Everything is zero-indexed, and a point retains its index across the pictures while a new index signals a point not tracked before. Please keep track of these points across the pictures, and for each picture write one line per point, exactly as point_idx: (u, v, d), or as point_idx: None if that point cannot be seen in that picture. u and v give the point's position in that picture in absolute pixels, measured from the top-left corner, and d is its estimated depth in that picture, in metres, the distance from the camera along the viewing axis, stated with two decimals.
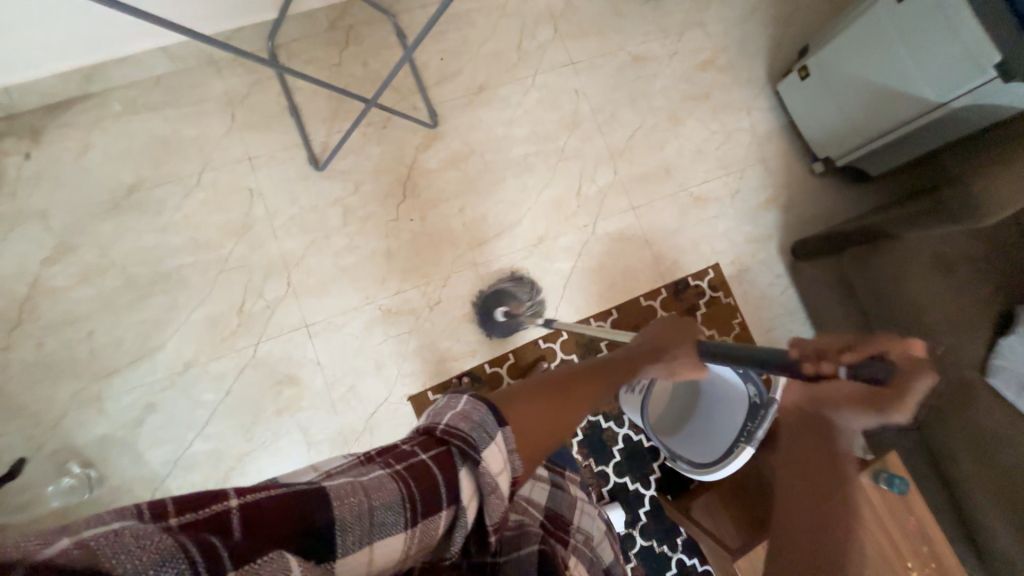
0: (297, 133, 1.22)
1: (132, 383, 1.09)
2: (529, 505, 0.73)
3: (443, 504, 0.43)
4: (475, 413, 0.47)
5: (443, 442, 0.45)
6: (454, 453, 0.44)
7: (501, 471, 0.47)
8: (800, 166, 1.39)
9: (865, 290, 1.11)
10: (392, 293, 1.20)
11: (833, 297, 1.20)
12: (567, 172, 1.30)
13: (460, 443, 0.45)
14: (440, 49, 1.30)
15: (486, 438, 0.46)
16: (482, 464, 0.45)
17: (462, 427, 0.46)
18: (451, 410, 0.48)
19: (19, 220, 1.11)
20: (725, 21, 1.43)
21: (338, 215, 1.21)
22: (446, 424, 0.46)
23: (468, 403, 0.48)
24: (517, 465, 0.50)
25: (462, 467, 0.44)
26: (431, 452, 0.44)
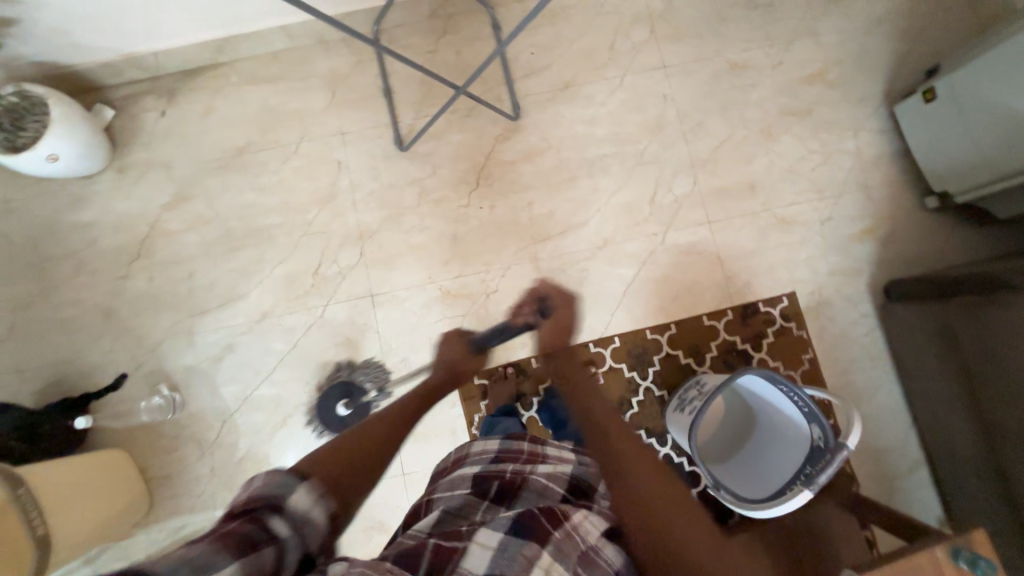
0: (387, 113, 1.29)
1: (218, 323, 1.23)
2: (548, 481, 0.78)
3: (258, 545, 0.50)
4: (261, 479, 0.57)
5: (242, 512, 0.53)
6: (260, 511, 0.54)
7: (311, 506, 0.58)
8: (908, 198, 1.25)
9: (971, 345, 0.98)
10: (452, 275, 1.24)
11: (933, 346, 1.07)
12: (642, 177, 1.27)
13: (260, 502, 0.55)
14: (531, 43, 1.31)
15: (280, 490, 0.57)
16: (283, 510, 0.55)
17: (261, 493, 0.56)
18: (249, 488, 0.57)
19: (149, 168, 1.27)
20: (842, 33, 1.31)
21: (413, 195, 1.27)
22: (242, 501, 0.55)
23: (262, 478, 0.57)
24: (330, 503, 0.60)
25: (264, 517, 0.53)
26: (232, 523, 0.52)
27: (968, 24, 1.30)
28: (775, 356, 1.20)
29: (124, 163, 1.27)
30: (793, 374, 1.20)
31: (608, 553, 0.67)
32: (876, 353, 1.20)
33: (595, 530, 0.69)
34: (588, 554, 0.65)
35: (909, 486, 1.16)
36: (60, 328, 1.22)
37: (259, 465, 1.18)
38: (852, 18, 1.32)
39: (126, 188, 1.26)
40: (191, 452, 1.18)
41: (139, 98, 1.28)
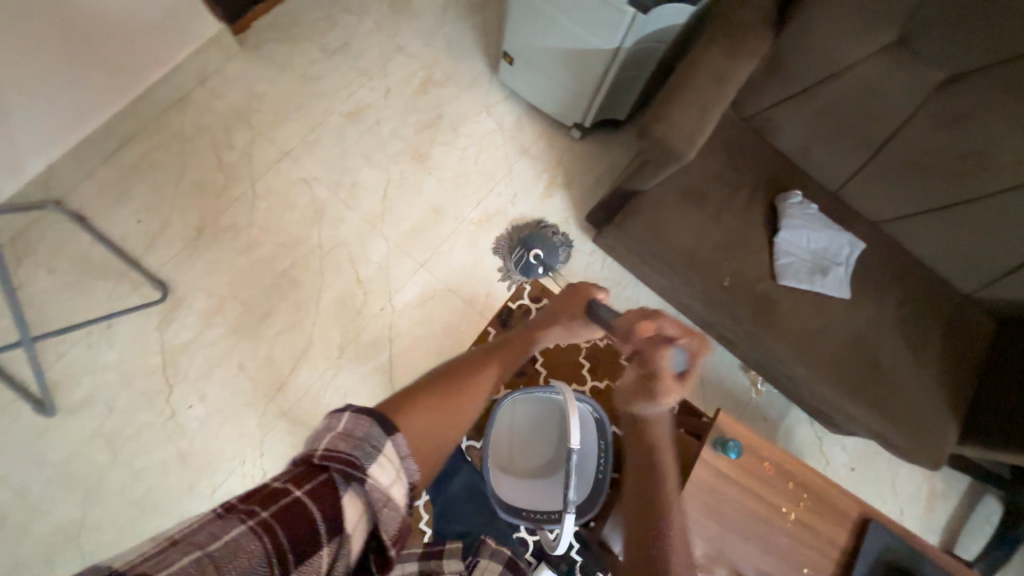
0: (8, 387, 1.02)
1: None
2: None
3: (322, 536, 0.39)
4: (358, 429, 0.45)
5: (323, 468, 0.42)
6: (335, 480, 0.42)
7: (393, 481, 0.45)
8: (561, 138, 1.34)
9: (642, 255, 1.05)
10: (208, 493, 1.04)
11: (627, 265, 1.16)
12: (336, 266, 1.19)
13: (340, 464, 0.42)
14: (133, 212, 1.14)
15: (372, 452, 0.44)
16: (367, 486, 0.43)
17: (342, 446, 0.43)
18: (329, 431, 0.44)
19: None
20: (421, 35, 1.35)
21: (104, 446, 1.03)
22: (323, 450, 0.43)
23: (349, 420, 0.45)
24: (413, 468, 0.48)
25: (344, 492, 0.42)
26: (310, 486, 0.41)
27: None
28: None
29: None
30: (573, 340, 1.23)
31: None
32: (620, 276, 1.28)
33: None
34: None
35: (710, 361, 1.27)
36: None
37: None
38: (421, 19, 1.36)
39: None
40: None
41: None
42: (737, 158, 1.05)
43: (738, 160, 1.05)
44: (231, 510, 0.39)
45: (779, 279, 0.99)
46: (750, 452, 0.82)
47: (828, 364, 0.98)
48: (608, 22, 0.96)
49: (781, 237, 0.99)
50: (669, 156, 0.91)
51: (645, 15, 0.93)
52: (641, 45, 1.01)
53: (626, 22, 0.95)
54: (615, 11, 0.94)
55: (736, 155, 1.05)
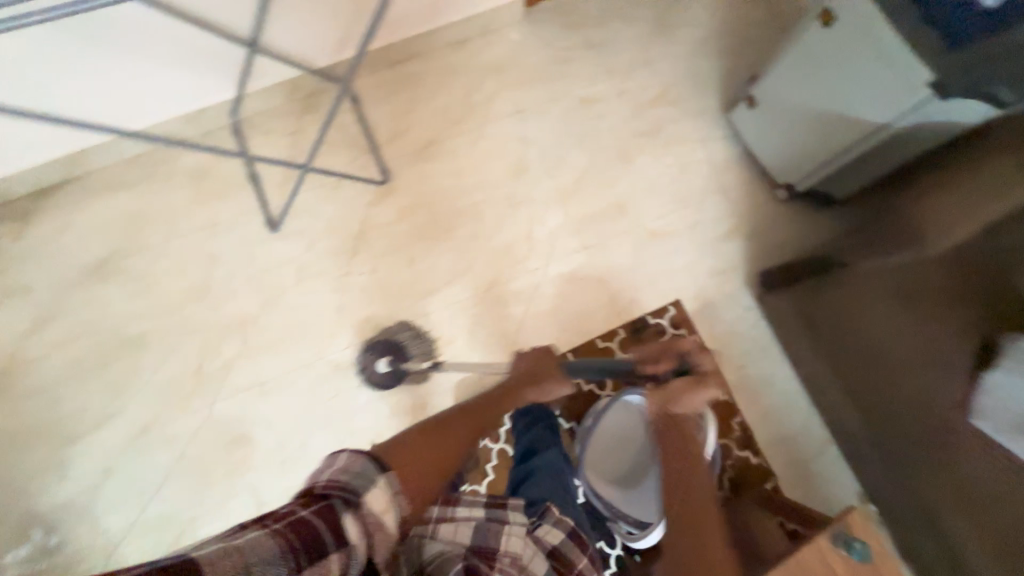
0: (255, 199, 1.29)
1: (94, 448, 1.13)
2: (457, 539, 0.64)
3: (326, 547, 0.49)
4: (354, 464, 0.56)
5: (322, 497, 0.54)
6: (332, 505, 0.53)
7: (386, 510, 0.56)
8: (762, 194, 1.34)
9: (826, 325, 1.07)
10: (343, 347, 1.21)
11: (797, 331, 1.15)
12: (517, 217, 1.31)
13: (336, 492, 0.54)
14: (390, 110, 1.37)
15: (366, 483, 0.56)
16: (364, 510, 0.54)
17: (340, 480, 0.55)
18: (328, 469, 0.56)
19: (5, 297, 1.20)
20: (672, 58, 1.44)
21: (292, 272, 1.25)
22: (325, 482, 0.55)
23: (346, 458, 0.57)
24: (405, 505, 0.58)
25: (343, 513, 0.52)
26: (313, 509, 0.52)
27: (775, 37, 1.46)
28: None
29: None
30: None
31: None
32: (766, 343, 1.24)
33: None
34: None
35: (824, 471, 1.17)
36: None
37: None
38: (678, 45, 1.45)
39: None
40: None
41: None
42: (976, 277, 0.84)
43: (975, 280, 0.84)
44: (262, 520, 0.51)
45: (976, 418, 0.79)
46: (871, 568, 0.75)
47: (999, 539, 0.81)
48: (893, 97, 0.95)
49: (993, 377, 0.76)
50: (909, 241, 0.95)
51: (942, 100, 0.90)
52: (914, 130, 0.99)
53: (915, 101, 0.93)
54: (910, 88, 0.92)
55: (981, 273, 0.84)
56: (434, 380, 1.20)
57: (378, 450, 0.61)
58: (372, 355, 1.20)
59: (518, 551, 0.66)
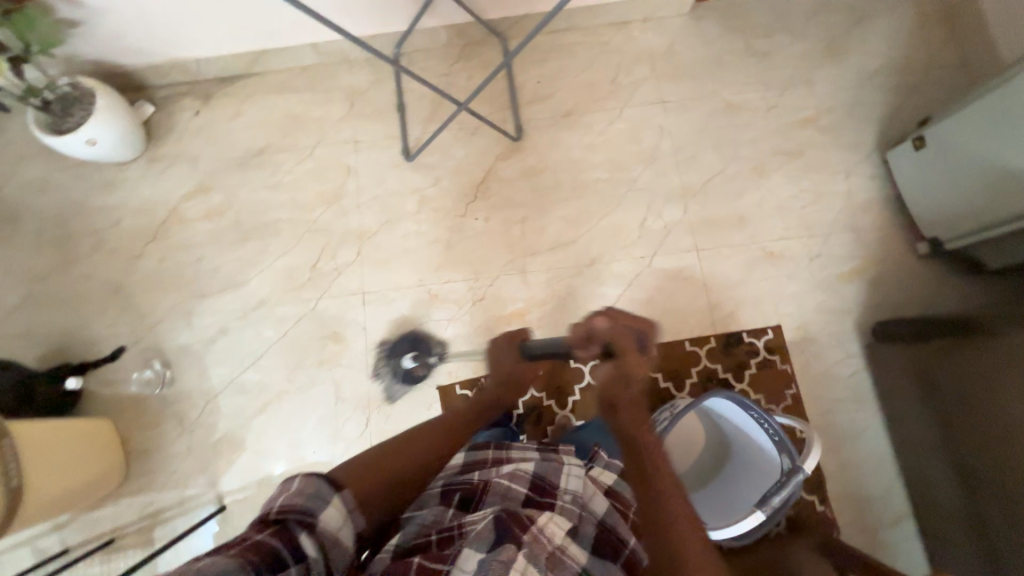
0: (398, 127, 1.39)
1: (216, 308, 1.28)
2: (515, 477, 0.76)
3: (294, 558, 0.55)
4: (304, 488, 0.61)
5: (279, 520, 0.57)
6: (293, 524, 0.57)
7: (340, 526, 0.62)
8: (900, 243, 1.26)
9: (950, 394, 0.98)
10: (442, 280, 1.28)
11: (911, 391, 1.07)
12: (634, 203, 1.31)
13: (295, 512, 0.58)
14: (538, 74, 1.41)
15: (320, 504, 0.61)
16: (319, 526, 0.59)
17: (297, 502, 0.59)
18: (284, 493, 0.60)
19: (176, 161, 1.37)
20: (835, 83, 1.38)
21: (414, 201, 1.33)
22: (280, 506, 0.58)
23: (299, 482, 0.61)
24: (357, 518, 0.65)
25: (299, 532, 0.57)
26: (275, 529, 0.56)
27: (958, 84, 1.35)
28: (756, 388, 1.19)
29: (154, 154, 1.37)
30: (773, 408, 1.18)
31: (572, 550, 0.64)
32: (862, 395, 1.18)
33: (561, 532, 0.64)
34: (557, 553, 0.61)
35: (893, 540, 1.11)
36: (70, 298, 1.29)
37: (234, 448, 1.21)
38: (845, 70, 1.38)
39: (153, 176, 1.36)
40: (172, 429, 1.21)
41: (179, 99, 1.41)
42: None
43: None
44: (219, 549, 0.53)
45: None
46: None
47: None
48: None
49: None
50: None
51: None
52: None
53: None
54: None
55: None
56: None
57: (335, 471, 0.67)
58: (389, 358, 1.24)
59: (577, 486, 0.78)
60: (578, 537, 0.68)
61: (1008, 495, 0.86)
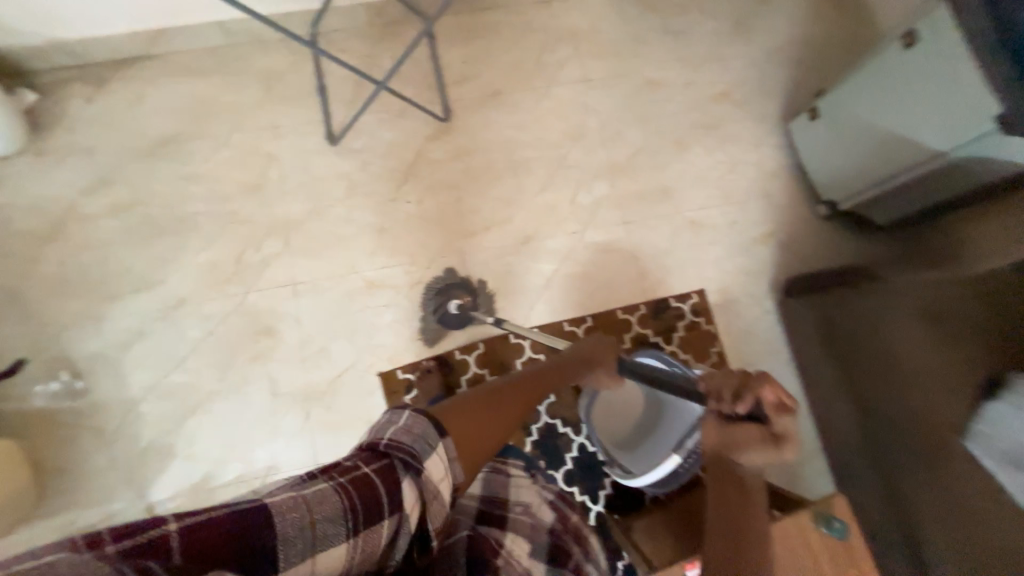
0: (320, 110, 1.33)
1: (130, 310, 1.19)
2: (467, 499, 0.78)
3: (383, 511, 0.52)
4: (416, 427, 0.57)
5: (386, 456, 0.54)
6: (398, 466, 0.54)
7: (440, 479, 0.57)
8: (804, 207, 1.37)
9: (844, 335, 1.12)
10: (378, 266, 1.25)
11: (812, 337, 1.20)
12: (565, 179, 1.34)
13: (404, 453, 0.55)
14: (464, 53, 1.40)
15: (426, 449, 0.56)
16: (421, 474, 0.55)
17: (405, 441, 0.55)
18: (392, 426, 0.56)
19: (70, 153, 1.25)
20: (744, 60, 1.47)
21: (342, 187, 1.29)
22: (388, 440, 0.55)
23: (409, 418, 0.57)
24: (456, 472, 0.59)
25: (404, 477, 0.54)
26: (376, 467, 0.53)
27: (849, 59, 1.48)
28: (685, 349, 1.27)
29: (43, 146, 1.24)
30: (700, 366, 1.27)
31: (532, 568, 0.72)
32: (778, 346, 1.29)
33: (522, 556, 0.72)
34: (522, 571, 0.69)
35: (807, 474, 1.23)
36: None
37: (163, 456, 1.14)
38: (752, 48, 1.48)
39: (44, 170, 1.23)
40: (88, 443, 1.12)
41: (68, 84, 1.28)
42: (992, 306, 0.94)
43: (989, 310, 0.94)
44: (329, 471, 0.52)
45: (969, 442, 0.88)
46: (846, 550, 0.83)
47: (970, 549, 0.89)
48: (957, 125, 0.97)
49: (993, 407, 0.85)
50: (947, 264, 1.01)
51: (1004, 136, 0.91)
52: (967, 162, 1.01)
53: (977, 133, 0.95)
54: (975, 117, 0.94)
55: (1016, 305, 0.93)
56: None
57: (434, 411, 0.62)
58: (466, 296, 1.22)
59: (527, 496, 0.82)
60: (534, 550, 0.75)
61: (888, 416, 1.03)
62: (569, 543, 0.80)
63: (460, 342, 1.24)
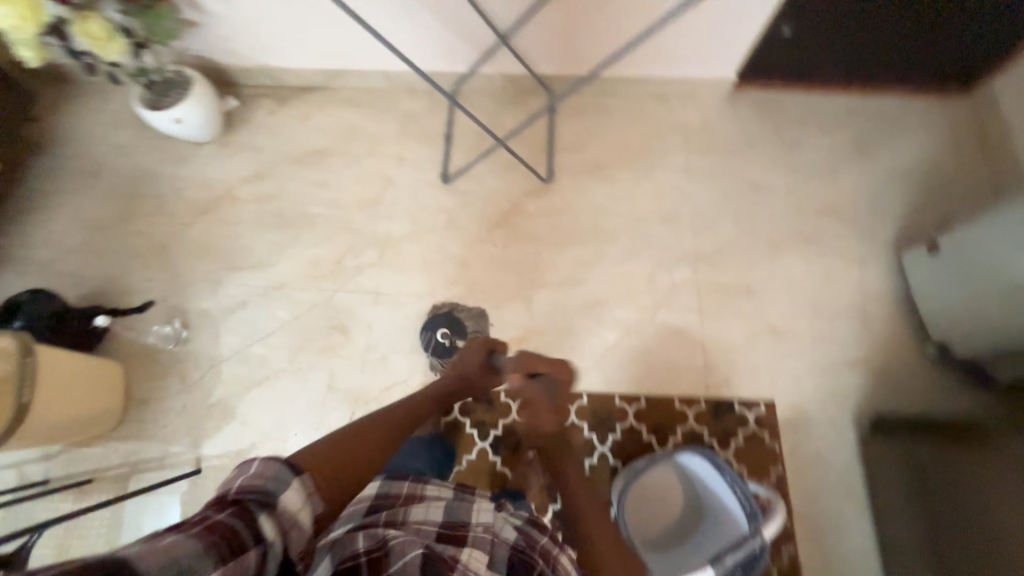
0: (442, 152, 1.51)
1: (242, 282, 1.37)
2: (421, 526, 0.72)
3: (247, 542, 0.49)
4: (267, 470, 0.55)
5: (235, 503, 0.51)
6: (251, 508, 0.51)
7: (303, 508, 0.56)
8: (906, 342, 1.26)
9: (943, 486, 0.97)
10: (452, 296, 1.34)
11: (898, 479, 1.07)
12: (647, 256, 1.36)
13: (256, 493, 0.53)
14: (578, 127, 1.53)
15: (281, 486, 0.55)
16: (278, 509, 0.53)
17: (257, 482, 0.53)
18: (242, 475, 0.54)
19: (244, 149, 1.54)
20: (858, 180, 1.43)
21: (442, 219, 1.43)
22: (236, 489, 0.52)
23: (260, 463, 0.55)
24: (320, 502, 0.58)
25: (261, 515, 0.51)
26: (226, 513, 0.50)
27: (982, 200, 1.39)
28: (740, 461, 1.17)
29: (227, 140, 1.54)
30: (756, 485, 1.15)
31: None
32: (852, 489, 1.14)
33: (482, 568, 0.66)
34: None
35: None
36: (121, 250, 1.42)
37: (225, 415, 1.26)
38: (869, 170, 1.44)
39: (221, 158, 1.52)
40: (173, 385, 1.27)
41: (260, 99, 1.60)
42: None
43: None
44: (178, 527, 0.48)
45: None
46: None
47: None
48: None
49: None
50: None
51: None
52: None
53: None
54: None
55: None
56: None
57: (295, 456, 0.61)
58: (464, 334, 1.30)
59: (489, 517, 0.75)
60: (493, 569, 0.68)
61: None
62: (535, 559, 0.71)
63: (508, 386, 1.25)
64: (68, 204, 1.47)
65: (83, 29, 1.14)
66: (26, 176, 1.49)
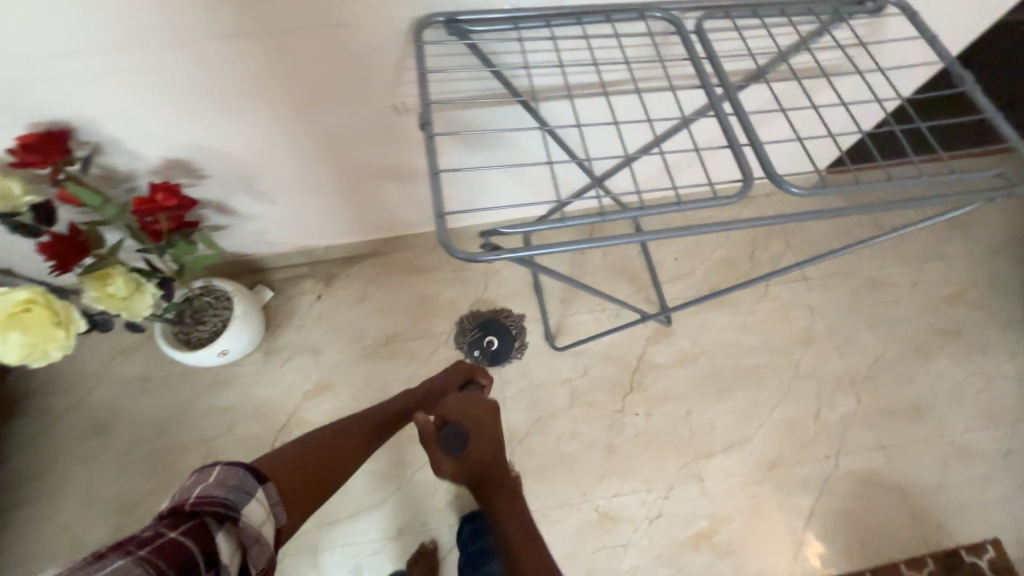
0: (538, 310, 1.30)
1: (348, 539, 1.08)
2: None
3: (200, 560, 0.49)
4: (230, 478, 0.56)
5: (193, 515, 0.52)
6: (208, 522, 0.52)
7: (264, 521, 0.57)
8: None
9: None
10: (611, 494, 1.12)
11: None
12: (802, 391, 1.22)
13: (215, 508, 0.53)
14: (674, 250, 1.39)
15: (244, 496, 0.56)
16: (241, 520, 0.54)
17: (218, 493, 0.54)
18: (201, 482, 0.55)
19: (298, 353, 1.24)
20: (972, 257, 1.36)
21: (565, 394, 1.22)
22: (196, 497, 0.53)
23: (222, 471, 0.56)
24: (281, 515, 0.60)
25: (218, 528, 0.52)
26: (182, 529, 0.51)
27: None
28: None
29: (272, 346, 1.25)
30: None
31: None
32: None
33: None
34: None
35: None
36: None
37: None
38: (977, 243, 1.38)
39: (271, 372, 1.22)
40: None
41: (298, 282, 1.31)
42: None
43: None
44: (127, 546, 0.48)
45: None
46: None
47: None
48: None
49: None
50: None
51: None
52: None
53: None
54: None
55: None
56: (708, 563, 1.07)
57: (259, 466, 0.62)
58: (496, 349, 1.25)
59: None
60: None
61: None
62: None
63: None
64: (77, 482, 1.11)
65: (99, 291, 0.84)
66: (11, 456, 1.13)
